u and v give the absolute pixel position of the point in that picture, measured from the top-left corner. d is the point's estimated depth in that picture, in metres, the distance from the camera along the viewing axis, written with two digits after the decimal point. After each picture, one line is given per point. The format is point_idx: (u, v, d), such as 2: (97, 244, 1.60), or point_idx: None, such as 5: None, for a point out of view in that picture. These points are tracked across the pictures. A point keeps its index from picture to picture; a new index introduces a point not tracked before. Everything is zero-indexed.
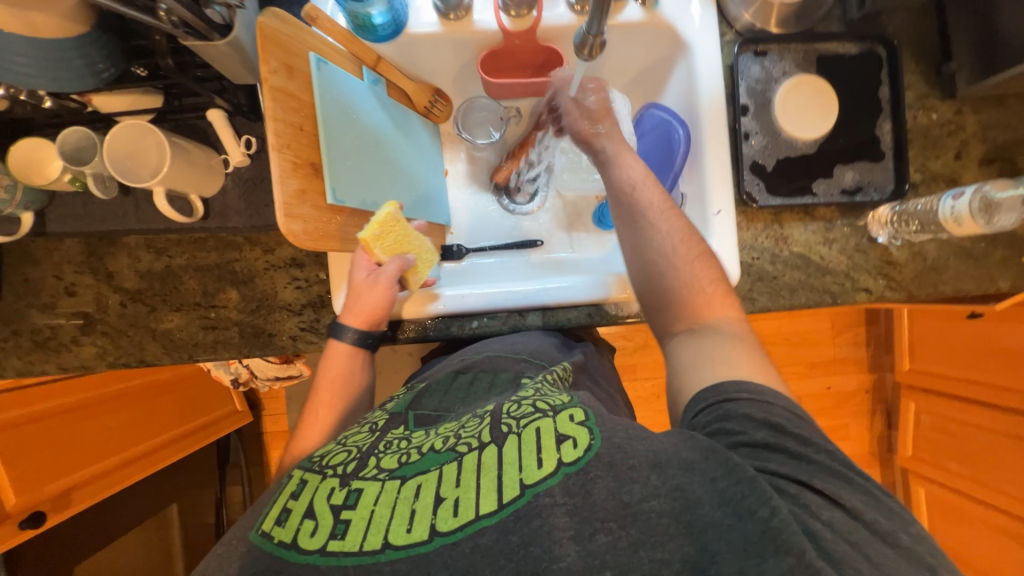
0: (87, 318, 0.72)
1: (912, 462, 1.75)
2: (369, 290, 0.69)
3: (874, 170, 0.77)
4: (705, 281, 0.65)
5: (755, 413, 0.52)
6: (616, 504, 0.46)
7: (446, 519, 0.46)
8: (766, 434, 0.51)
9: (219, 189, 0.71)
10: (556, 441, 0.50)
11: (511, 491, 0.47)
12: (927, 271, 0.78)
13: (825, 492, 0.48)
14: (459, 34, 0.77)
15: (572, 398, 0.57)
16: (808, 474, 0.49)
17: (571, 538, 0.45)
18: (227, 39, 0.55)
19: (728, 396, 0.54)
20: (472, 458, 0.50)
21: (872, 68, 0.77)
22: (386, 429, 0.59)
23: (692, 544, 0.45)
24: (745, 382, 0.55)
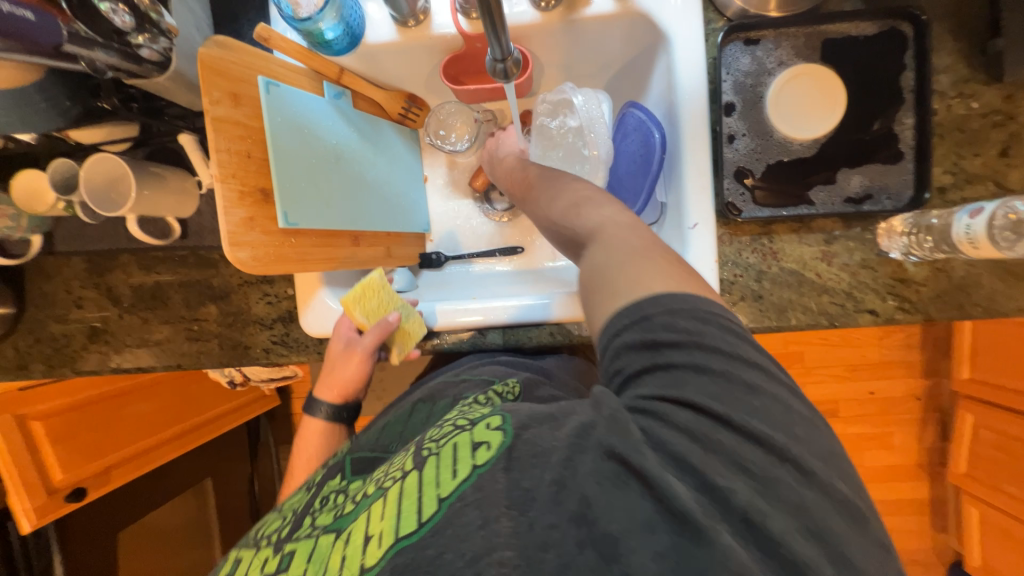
0: (93, 329, 0.80)
1: (966, 480, 1.57)
2: (343, 360, 0.76)
3: (889, 174, 0.66)
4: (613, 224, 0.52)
5: (642, 340, 0.43)
6: (516, 492, 0.40)
7: (373, 554, 0.41)
8: (661, 369, 0.42)
9: (194, 209, 0.75)
10: (470, 449, 0.44)
11: (429, 509, 0.42)
12: (952, 291, 0.67)
13: (730, 419, 0.39)
14: (418, 41, 0.74)
15: (496, 406, 0.50)
16: (711, 397, 0.40)
17: (476, 527, 0.39)
18: (166, 74, 0.56)
19: (637, 323, 0.43)
20: (396, 491, 0.45)
21: (892, 53, 0.65)
22: (324, 486, 0.60)
23: (574, 500, 0.38)
24: (654, 296, 0.43)
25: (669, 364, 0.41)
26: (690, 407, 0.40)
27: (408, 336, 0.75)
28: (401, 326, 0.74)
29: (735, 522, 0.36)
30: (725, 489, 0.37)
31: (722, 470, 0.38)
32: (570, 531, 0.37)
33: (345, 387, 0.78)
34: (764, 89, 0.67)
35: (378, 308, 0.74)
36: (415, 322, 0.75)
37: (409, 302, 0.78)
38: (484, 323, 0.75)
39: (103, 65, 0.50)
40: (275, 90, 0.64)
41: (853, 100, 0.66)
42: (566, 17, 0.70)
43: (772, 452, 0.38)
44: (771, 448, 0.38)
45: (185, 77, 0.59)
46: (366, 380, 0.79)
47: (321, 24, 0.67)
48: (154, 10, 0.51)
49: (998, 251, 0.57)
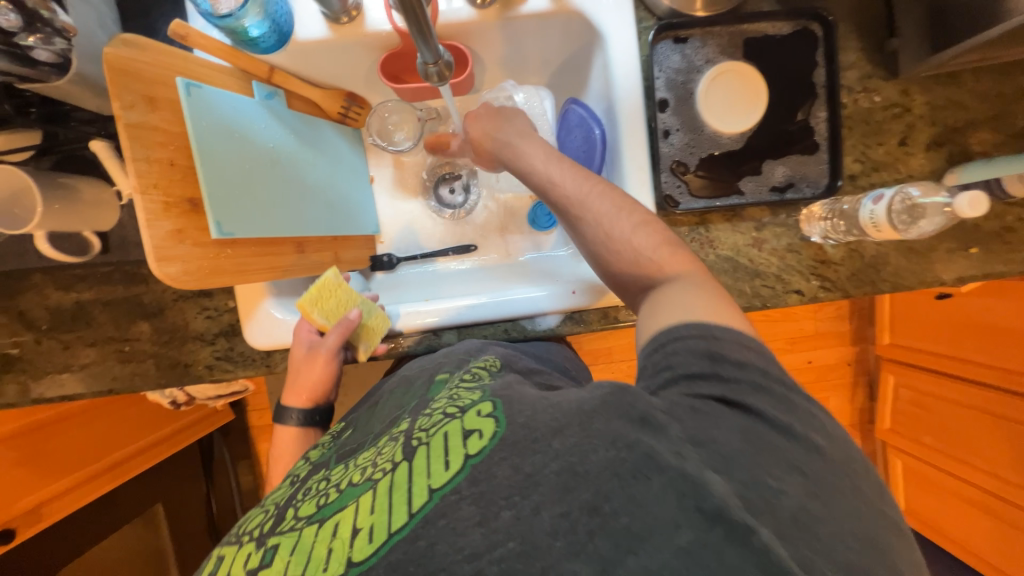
0: (5, 357, 0.73)
1: (890, 435, 1.74)
2: (307, 364, 0.72)
3: (807, 164, 0.72)
4: (649, 247, 0.59)
5: (699, 347, 0.48)
6: (519, 477, 0.41)
7: (362, 548, 0.41)
8: (705, 370, 0.46)
9: (115, 221, 0.69)
10: (462, 440, 0.45)
11: (420, 499, 0.42)
12: (864, 269, 0.74)
13: (770, 417, 0.44)
14: (353, 38, 0.72)
15: (485, 391, 0.51)
16: (749, 397, 0.45)
17: (474, 524, 0.40)
18: (67, 76, 0.51)
19: (704, 337, 0.48)
20: (386, 482, 0.45)
21: (806, 51, 0.70)
22: (304, 479, 0.57)
23: (586, 492, 0.39)
24: (693, 319, 0.50)
25: (719, 371, 0.46)
26: (731, 407, 0.44)
27: (373, 332, 0.73)
28: (363, 320, 0.73)
29: (782, 521, 0.38)
30: (776, 490, 0.39)
31: (773, 473, 0.40)
32: (581, 519, 0.38)
33: (314, 392, 0.74)
34: (694, 86, 0.71)
35: (338, 307, 0.73)
36: (379, 317, 0.74)
37: (370, 299, 0.77)
38: (437, 323, 0.75)
39: None
40: (198, 92, 0.60)
41: (773, 95, 0.71)
42: (503, 15, 0.70)
43: (797, 441, 0.43)
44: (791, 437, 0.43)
45: (90, 80, 0.54)
46: (334, 382, 0.75)
47: (244, 21, 0.64)
48: (45, 7, 0.46)
49: (895, 233, 0.64)
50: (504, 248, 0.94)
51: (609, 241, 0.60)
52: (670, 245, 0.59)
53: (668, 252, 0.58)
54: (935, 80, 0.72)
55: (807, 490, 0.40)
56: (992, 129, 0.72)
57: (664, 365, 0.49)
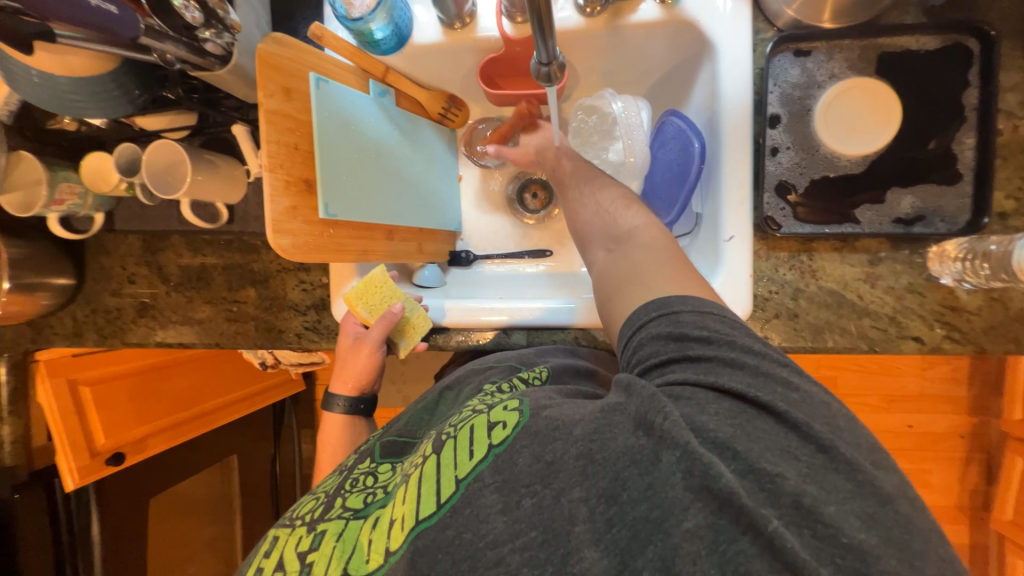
0: (143, 305, 0.85)
1: (1010, 528, 1.46)
2: (353, 353, 0.76)
3: (945, 196, 0.63)
4: (610, 202, 0.65)
5: (666, 330, 0.47)
6: (540, 466, 0.41)
7: (396, 537, 0.44)
8: (676, 355, 0.45)
9: (242, 196, 0.79)
10: (487, 430, 0.46)
11: (447, 489, 0.43)
12: (1007, 323, 0.63)
13: (750, 396, 0.41)
14: (463, 42, 0.76)
15: (514, 393, 0.52)
16: (730, 382, 0.42)
17: (497, 511, 0.40)
18: (226, 66, 0.59)
19: (666, 317, 0.48)
20: (416, 473, 0.47)
21: (955, 67, 0.62)
22: (352, 468, 0.60)
23: (604, 479, 0.39)
24: (654, 299, 0.50)
25: (688, 353, 0.45)
26: (718, 393, 0.42)
27: (415, 330, 0.76)
28: (408, 319, 0.75)
29: (788, 512, 0.36)
30: None
31: (770, 457, 0.38)
32: (599, 507, 0.38)
33: (358, 379, 0.77)
34: (812, 102, 0.65)
35: (382, 303, 0.76)
36: (420, 316, 0.76)
37: (415, 299, 0.79)
38: (508, 323, 0.76)
39: (172, 57, 0.54)
40: (324, 86, 0.66)
41: (909, 116, 0.63)
42: (611, 23, 0.69)
43: (785, 422, 0.40)
44: (782, 417, 0.40)
45: (243, 70, 0.62)
46: (379, 372, 0.78)
47: (371, 24, 0.70)
48: (221, 8, 0.53)
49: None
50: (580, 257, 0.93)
51: (591, 205, 0.67)
52: (627, 200, 0.66)
53: (628, 212, 0.63)
54: None
55: (803, 472, 0.38)
56: None
57: (636, 355, 0.48)
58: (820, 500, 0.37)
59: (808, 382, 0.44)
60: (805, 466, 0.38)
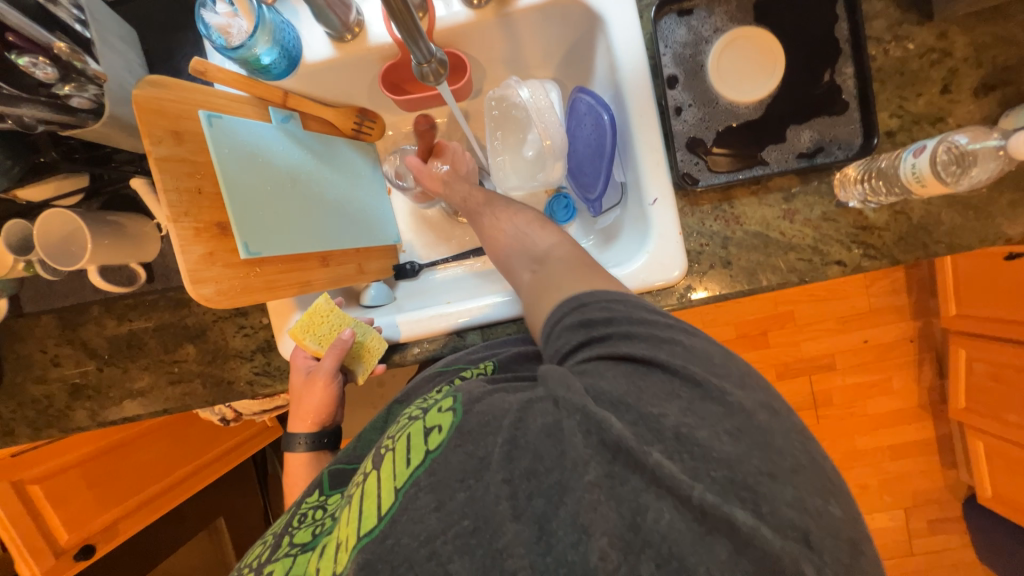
0: (74, 386, 0.80)
1: (966, 415, 1.59)
2: (309, 386, 0.73)
3: (839, 125, 0.67)
4: (530, 231, 0.70)
5: (576, 320, 0.51)
6: (472, 462, 0.42)
7: (343, 558, 0.43)
8: (584, 337, 0.49)
9: (158, 251, 0.74)
10: (423, 435, 0.46)
11: (388, 500, 0.43)
12: (913, 232, 0.68)
13: (642, 357, 0.46)
14: (358, 54, 0.74)
15: (449, 390, 0.52)
16: (628, 349, 0.47)
17: (431, 510, 0.41)
18: (102, 120, 0.54)
19: (576, 308, 0.52)
20: (359, 490, 0.47)
21: (825, 3, 0.66)
22: (301, 502, 0.59)
23: (521, 457, 0.41)
24: (566, 296, 0.55)
25: (592, 332, 0.50)
26: (620, 362, 0.47)
27: (370, 352, 0.74)
28: (358, 343, 0.74)
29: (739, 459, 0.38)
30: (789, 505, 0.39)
31: (655, 402, 0.43)
32: (521, 485, 0.40)
33: (317, 412, 0.74)
34: (704, 58, 0.68)
35: (331, 333, 0.74)
36: (374, 337, 0.75)
37: (365, 321, 0.77)
38: (459, 327, 0.75)
39: (32, 121, 0.50)
40: (217, 122, 0.63)
41: (792, 56, 0.67)
42: (500, 12, 0.69)
43: (674, 375, 0.45)
44: (670, 369, 0.45)
45: (122, 121, 0.58)
46: (337, 404, 0.76)
47: (256, 51, 0.67)
48: (77, 59, 0.50)
49: (942, 185, 0.59)
50: None
51: (509, 229, 0.71)
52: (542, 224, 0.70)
53: (546, 238, 0.67)
54: (978, 18, 0.66)
55: (684, 408, 0.42)
56: None
57: (554, 342, 0.53)
58: (722, 440, 0.41)
59: (697, 336, 0.49)
60: (686, 403, 0.43)
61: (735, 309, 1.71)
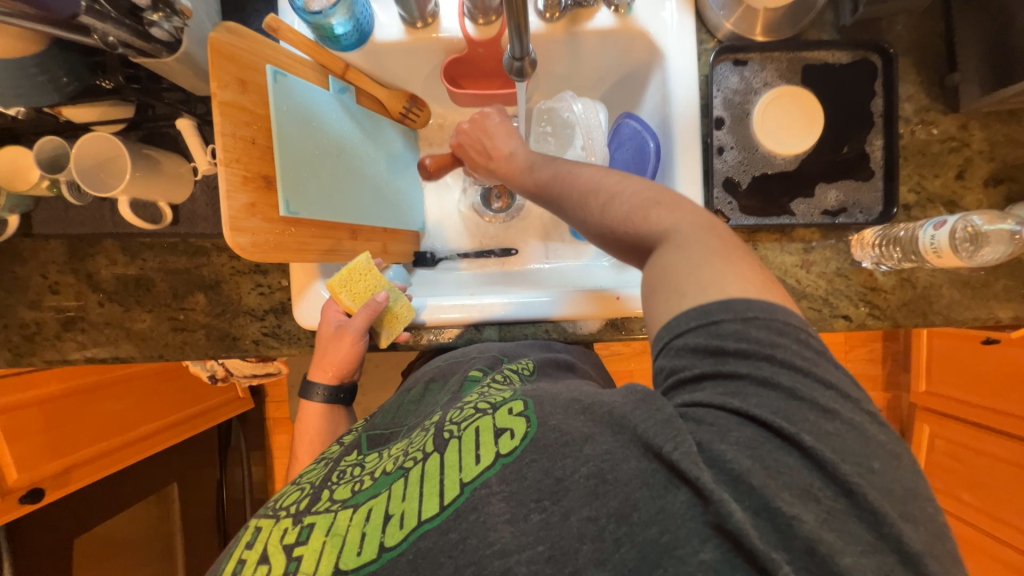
0: (69, 318, 0.77)
1: (923, 489, 1.66)
2: (334, 341, 0.73)
3: (864, 191, 0.72)
4: (627, 207, 0.54)
5: (703, 343, 0.43)
6: (549, 481, 0.42)
7: (394, 533, 0.43)
8: (709, 372, 0.42)
9: (189, 196, 0.73)
10: (495, 436, 0.46)
11: (451, 492, 0.43)
12: (916, 299, 0.73)
13: (783, 429, 0.39)
14: (425, 42, 0.76)
15: (516, 392, 0.53)
16: (761, 409, 0.40)
17: (505, 521, 0.41)
18: (175, 55, 0.55)
19: (705, 327, 0.43)
20: (417, 470, 0.47)
21: (864, 79, 0.72)
22: (338, 460, 0.58)
23: (613, 499, 0.39)
24: (709, 301, 0.44)
25: (723, 370, 0.42)
26: (748, 420, 0.40)
27: (397, 319, 0.74)
28: (392, 307, 0.73)
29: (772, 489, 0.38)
30: None
31: (787, 497, 0.37)
32: (608, 526, 0.39)
33: (338, 367, 0.74)
34: (750, 107, 0.72)
35: (365, 291, 0.74)
36: (404, 306, 0.74)
37: (397, 287, 0.77)
38: (479, 320, 0.76)
39: (115, 41, 0.50)
40: (281, 79, 0.64)
41: (829, 121, 0.72)
42: (570, 29, 0.73)
43: (812, 459, 0.38)
44: (808, 451, 0.38)
45: (192, 59, 0.58)
46: (360, 362, 0.76)
47: (331, 19, 0.68)
48: None
49: (957, 259, 0.64)
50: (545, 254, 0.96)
51: (596, 209, 0.57)
52: (670, 202, 0.53)
53: (666, 212, 0.51)
54: (996, 117, 0.72)
55: (822, 516, 0.36)
56: None
57: (674, 363, 0.45)
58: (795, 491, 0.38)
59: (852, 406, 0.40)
60: (824, 510, 0.37)
61: None
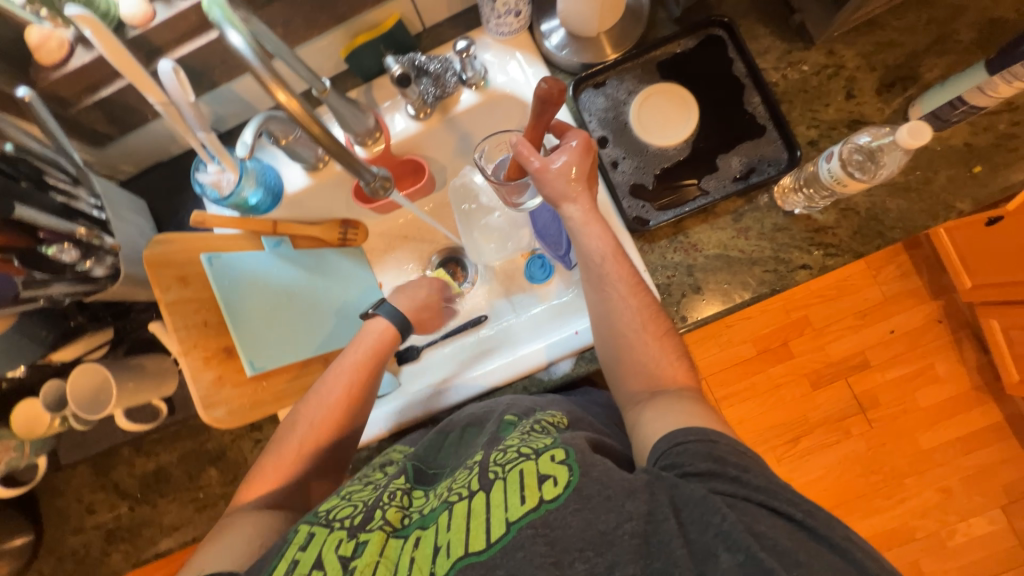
0: (109, 532, 0.83)
1: None
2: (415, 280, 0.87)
3: (764, 145, 0.72)
4: (668, 359, 0.63)
5: (703, 449, 0.51)
6: (592, 531, 0.46)
7: (442, 565, 0.47)
8: (717, 470, 0.49)
9: (177, 385, 0.81)
10: (538, 480, 0.50)
11: (498, 530, 0.47)
12: (866, 224, 0.71)
13: (801, 519, 0.46)
14: (330, 177, 0.84)
15: (556, 437, 0.56)
16: (782, 502, 0.47)
17: (551, 564, 0.45)
18: (118, 281, 0.64)
19: (705, 441, 0.51)
20: (463, 508, 0.51)
21: (716, 52, 0.75)
22: (389, 483, 0.60)
23: (656, 560, 0.44)
24: (693, 426, 0.54)
25: (727, 470, 0.49)
26: (768, 509, 0.47)
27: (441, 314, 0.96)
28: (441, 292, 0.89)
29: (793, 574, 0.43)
30: None
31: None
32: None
33: (378, 351, 0.76)
34: (626, 116, 0.76)
35: None
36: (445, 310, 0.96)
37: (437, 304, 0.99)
38: (461, 399, 0.78)
39: (59, 296, 0.58)
40: (217, 260, 0.72)
41: (703, 99, 0.75)
42: (443, 117, 0.80)
43: (831, 546, 0.45)
44: (831, 543, 0.45)
45: (136, 278, 0.67)
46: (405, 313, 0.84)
47: (243, 194, 0.77)
48: (94, 237, 0.60)
49: (859, 182, 0.65)
50: (511, 309, 0.98)
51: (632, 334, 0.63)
52: (684, 362, 0.63)
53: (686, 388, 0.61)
54: (857, 33, 0.74)
55: None
56: (938, 53, 0.72)
57: (673, 464, 0.51)
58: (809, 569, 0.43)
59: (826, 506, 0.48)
60: None
61: (748, 325, 1.70)
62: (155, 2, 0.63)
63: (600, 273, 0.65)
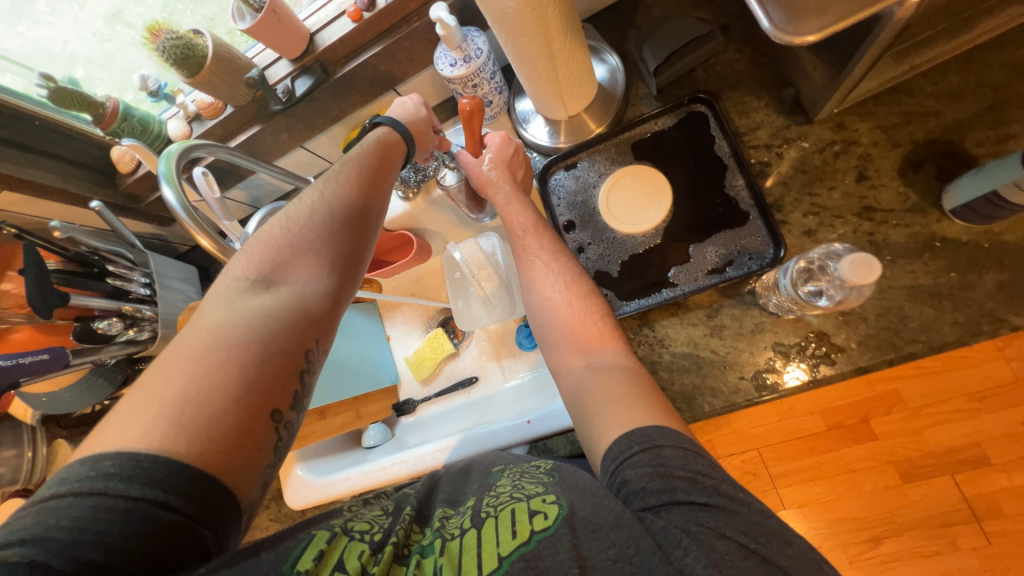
0: None
1: None
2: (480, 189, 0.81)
3: (745, 236, 0.64)
4: (595, 318, 0.59)
5: (649, 466, 0.43)
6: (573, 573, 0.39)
7: None
8: (684, 498, 0.41)
9: None
10: (528, 518, 0.44)
11: (490, 565, 0.41)
12: (876, 332, 0.59)
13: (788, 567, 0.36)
14: None
15: (550, 477, 0.49)
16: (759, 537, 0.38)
17: None
18: (156, 340, 0.80)
19: (647, 450, 0.44)
20: (454, 545, 0.45)
21: (698, 130, 0.69)
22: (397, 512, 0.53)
23: None
24: (634, 426, 0.46)
25: (696, 497, 0.40)
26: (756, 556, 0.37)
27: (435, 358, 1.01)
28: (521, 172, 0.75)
29: None
30: None
31: None
32: None
33: (360, 167, 0.59)
34: (595, 200, 0.73)
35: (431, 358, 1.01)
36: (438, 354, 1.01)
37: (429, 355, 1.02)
38: (420, 469, 0.80)
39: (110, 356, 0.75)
40: None
41: (680, 181, 0.69)
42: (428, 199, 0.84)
43: None
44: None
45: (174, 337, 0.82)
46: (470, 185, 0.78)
47: None
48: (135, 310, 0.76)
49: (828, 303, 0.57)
50: (500, 374, 0.98)
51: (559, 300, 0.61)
52: (609, 325, 0.59)
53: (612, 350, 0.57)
54: (876, 102, 0.63)
55: None
56: (990, 123, 0.58)
57: (628, 491, 0.43)
58: None
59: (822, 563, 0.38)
60: None
61: None
62: (193, 122, 0.78)
63: (520, 238, 0.66)
